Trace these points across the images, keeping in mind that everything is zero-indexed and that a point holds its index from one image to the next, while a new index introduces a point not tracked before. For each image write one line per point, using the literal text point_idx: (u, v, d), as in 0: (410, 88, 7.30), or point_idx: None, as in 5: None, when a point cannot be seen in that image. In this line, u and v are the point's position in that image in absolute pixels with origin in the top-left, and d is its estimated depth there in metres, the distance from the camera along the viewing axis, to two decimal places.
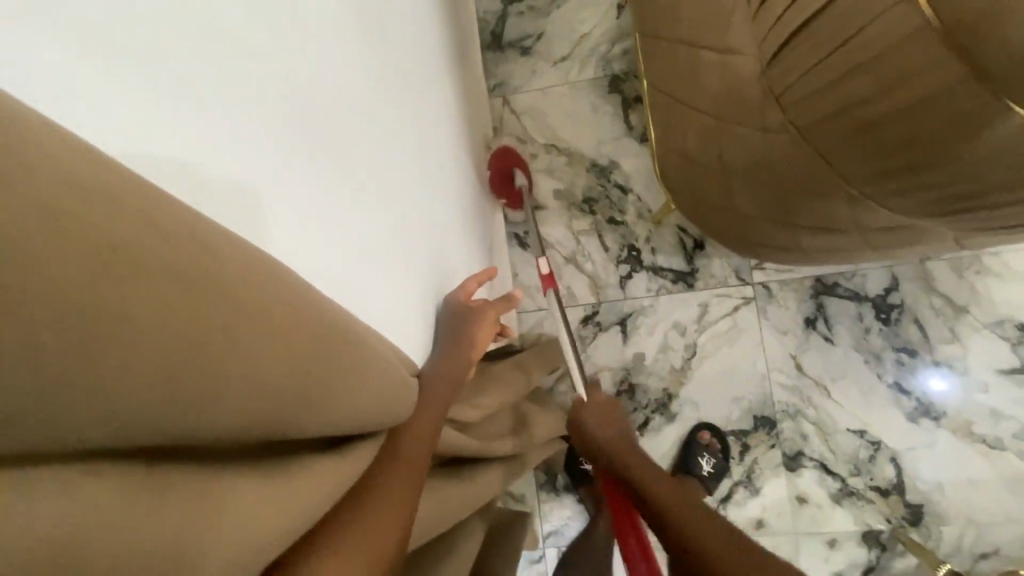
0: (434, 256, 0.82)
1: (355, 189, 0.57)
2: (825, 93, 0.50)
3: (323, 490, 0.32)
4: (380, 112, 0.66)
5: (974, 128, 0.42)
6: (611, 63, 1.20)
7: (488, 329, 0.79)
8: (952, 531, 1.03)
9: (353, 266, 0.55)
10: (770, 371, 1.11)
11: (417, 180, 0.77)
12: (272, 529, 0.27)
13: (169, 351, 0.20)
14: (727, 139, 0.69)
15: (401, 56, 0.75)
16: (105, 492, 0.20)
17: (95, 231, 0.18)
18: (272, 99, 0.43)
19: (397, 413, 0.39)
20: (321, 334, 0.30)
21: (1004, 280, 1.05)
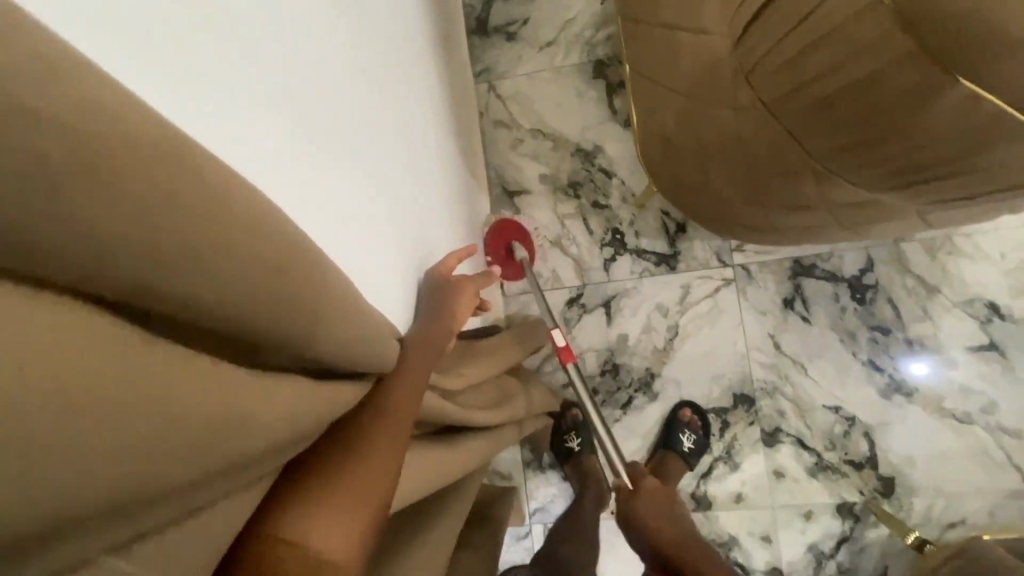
0: (419, 235, 0.83)
1: (338, 165, 0.59)
2: (787, 67, 0.52)
3: (318, 420, 0.35)
4: (365, 90, 0.67)
5: (923, 101, 0.44)
6: (595, 48, 1.21)
7: (468, 300, 0.81)
8: (922, 502, 1.07)
9: (337, 240, 0.56)
10: (750, 350, 1.14)
11: (402, 159, 0.79)
12: (269, 444, 0.30)
13: (151, 280, 0.22)
14: (702, 118, 0.71)
15: (384, 35, 0.76)
16: (145, 378, 0.22)
17: (98, 147, 0.19)
18: (253, 72, 0.44)
19: (369, 363, 0.41)
20: (313, 277, 0.32)
21: (973, 260, 1.08)
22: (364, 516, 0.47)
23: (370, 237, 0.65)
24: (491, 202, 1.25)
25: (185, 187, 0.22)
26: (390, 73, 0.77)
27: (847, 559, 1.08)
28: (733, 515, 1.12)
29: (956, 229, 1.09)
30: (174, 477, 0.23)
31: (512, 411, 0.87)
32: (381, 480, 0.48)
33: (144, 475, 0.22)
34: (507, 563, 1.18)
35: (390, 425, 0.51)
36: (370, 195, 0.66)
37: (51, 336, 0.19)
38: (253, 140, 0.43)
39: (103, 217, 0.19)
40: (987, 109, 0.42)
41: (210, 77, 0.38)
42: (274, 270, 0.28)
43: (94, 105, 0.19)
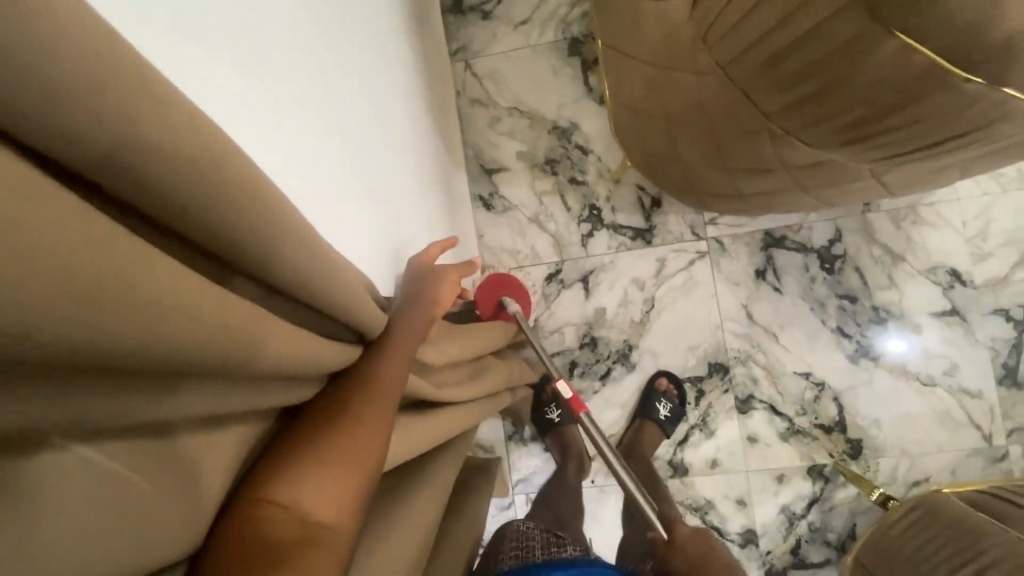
0: (396, 206, 0.85)
1: (314, 128, 0.60)
2: (739, 28, 0.54)
3: (303, 356, 0.37)
4: (338, 57, 0.68)
5: (858, 53, 0.45)
6: (570, 25, 1.23)
7: (448, 291, 0.72)
8: (888, 462, 1.12)
9: (309, 199, 0.57)
10: (724, 321, 1.17)
11: (377, 129, 0.80)
12: (231, 379, 0.31)
13: (143, 191, 0.23)
14: (668, 86, 0.73)
15: (359, 6, 0.77)
16: (154, 313, 0.22)
17: (99, 69, 0.19)
18: (221, 29, 0.44)
19: (345, 311, 0.42)
20: (286, 218, 0.32)
21: (936, 228, 1.12)
22: (354, 474, 0.46)
23: (346, 201, 0.66)
24: (471, 181, 1.26)
25: (170, 122, 0.23)
26: (364, 45, 0.78)
27: (817, 518, 1.12)
28: (709, 480, 1.16)
29: (919, 200, 1.13)
30: (126, 387, 0.25)
31: (491, 380, 0.89)
32: (372, 439, 0.47)
33: (98, 384, 0.23)
34: (491, 532, 1.21)
35: (379, 384, 0.50)
36: (347, 162, 0.68)
37: (78, 247, 0.19)
38: (224, 90, 0.44)
39: (91, 132, 0.20)
40: (916, 61, 0.44)
41: (181, 31, 0.40)
42: (248, 203, 0.28)
43: (95, 27, 0.19)
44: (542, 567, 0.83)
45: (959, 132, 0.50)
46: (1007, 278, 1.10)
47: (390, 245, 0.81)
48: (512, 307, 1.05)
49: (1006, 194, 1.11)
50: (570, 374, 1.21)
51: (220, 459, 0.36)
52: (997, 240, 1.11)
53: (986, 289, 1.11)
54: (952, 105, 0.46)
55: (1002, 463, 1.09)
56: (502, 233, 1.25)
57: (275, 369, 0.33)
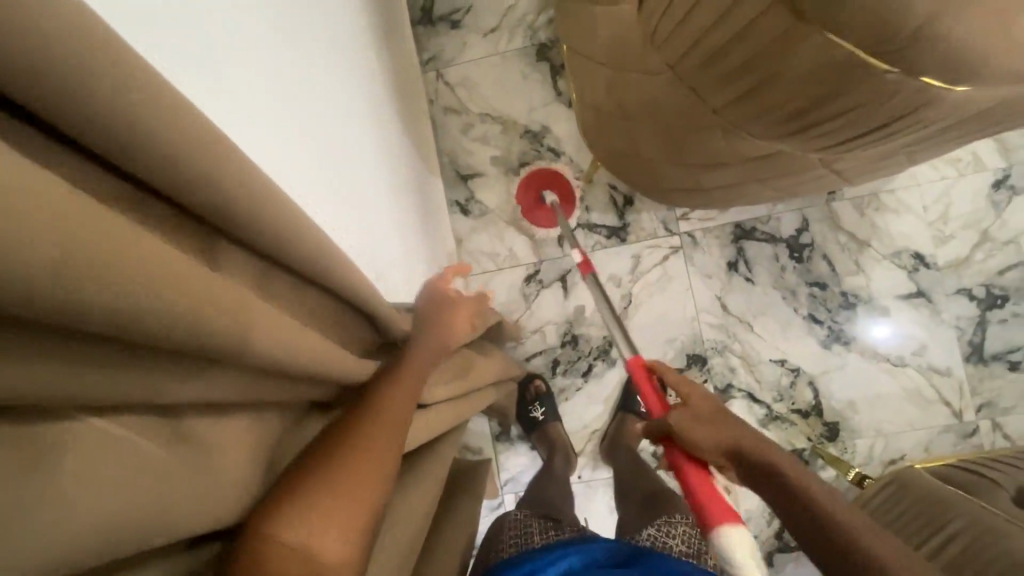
0: (374, 200, 0.88)
1: (296, 121, 0.64)
2: (681, 28, 0.57)
3: (307, 350, 0.38)
4: (317, 62, 0.73)
5: (786, 49, 0.48)
6: (537, 32, 1.27)
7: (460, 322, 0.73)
8: (865, 442, 1.14)
9: (291, 184, 0.61)
10: (699, 313, 1.20)
11: (354, 127, 0.84)
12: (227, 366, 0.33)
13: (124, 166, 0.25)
14: (626, 86, 0.76)
15: (333, 17, 0.81)
16: (159, 292, 0.24)
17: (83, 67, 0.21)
18: (212, 29, 0.49)
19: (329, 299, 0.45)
20: (255, 198, 0.33)
21: (898, 214, 1.16)
22: (359, 505, 0.45)
23: (326, 191, 0.70)
24: (447, 187, 1.28)
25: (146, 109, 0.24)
26: (339, 50, 0.82)
27: None
28: None
29: (881, 187, 1.17)
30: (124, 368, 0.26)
31: (474, 379, 0.90)
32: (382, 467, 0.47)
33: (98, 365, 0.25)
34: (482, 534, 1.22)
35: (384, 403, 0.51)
36: (327, 157, 0.72)
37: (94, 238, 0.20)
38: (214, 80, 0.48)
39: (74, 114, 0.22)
40: (836, 55, 0.46)
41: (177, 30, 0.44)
42: (214, 173, 0.29)
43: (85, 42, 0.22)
44: (539, 552, 0.81)
45: (889, 120, 0.52)
46: (968, 258, 1.15)
47: (371, 238, 0.85)
48: (552, 199, 1.23)
49: (962, 178, 1.15)
50: (553, 372, 1.24)
51: (228, 449, 0.37)
52: (957, 223, 1.15)
53: (949, 270, 1.15)
54: (875, 93, 0.48)
55: (973, 437, 1.12)
56: (481, 237, 1.27)
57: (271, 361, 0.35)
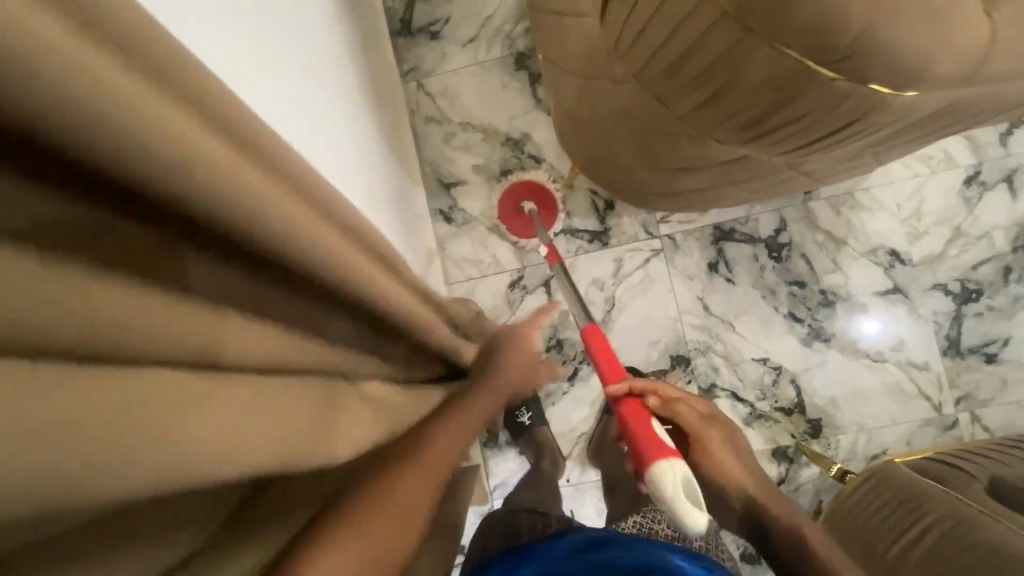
0: (357, 194, 0.91)
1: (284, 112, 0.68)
2: (640, 40, 0.58)
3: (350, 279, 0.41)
4: (302, 56, 0.77)
5: (738, 58, 0.49)
6: (515, 41, 1.29)
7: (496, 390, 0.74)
8: (847, 438, 1.16)
9: None
10: (681, 314, 1.21)
11: (336, 127, 0.87)
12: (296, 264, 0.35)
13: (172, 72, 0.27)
14: (597, 94, 0.77)
15: (313, 25, 0.83)
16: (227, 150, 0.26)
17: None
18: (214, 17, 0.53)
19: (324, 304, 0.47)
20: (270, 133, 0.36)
21: (872, 212, 1.18)
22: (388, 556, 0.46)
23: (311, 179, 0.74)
24: (430, 195, 1.29)
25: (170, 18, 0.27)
26: (318, 55, 0.84)
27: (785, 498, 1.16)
28: None
29: (856, 186, 1.19)
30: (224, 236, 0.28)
31: None
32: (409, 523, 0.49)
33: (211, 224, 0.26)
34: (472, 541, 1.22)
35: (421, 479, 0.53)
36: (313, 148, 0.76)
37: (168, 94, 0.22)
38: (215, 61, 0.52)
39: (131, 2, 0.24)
40: (785, 64, 0.47)
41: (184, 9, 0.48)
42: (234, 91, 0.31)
43: None
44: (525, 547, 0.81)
45: (843, 123, 0.54)
46: (942, 254, 1.17)
47: None
48: (530, 207, 1.24)
49: (934, 175, 1.18)
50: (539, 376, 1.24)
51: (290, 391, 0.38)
52: (930, 219, 1.17)
53: (924, 266, 1.17)
54: (827, 98, 0.50)
55: (953, 430, 1.14)
56: (464, 244, 1.28)
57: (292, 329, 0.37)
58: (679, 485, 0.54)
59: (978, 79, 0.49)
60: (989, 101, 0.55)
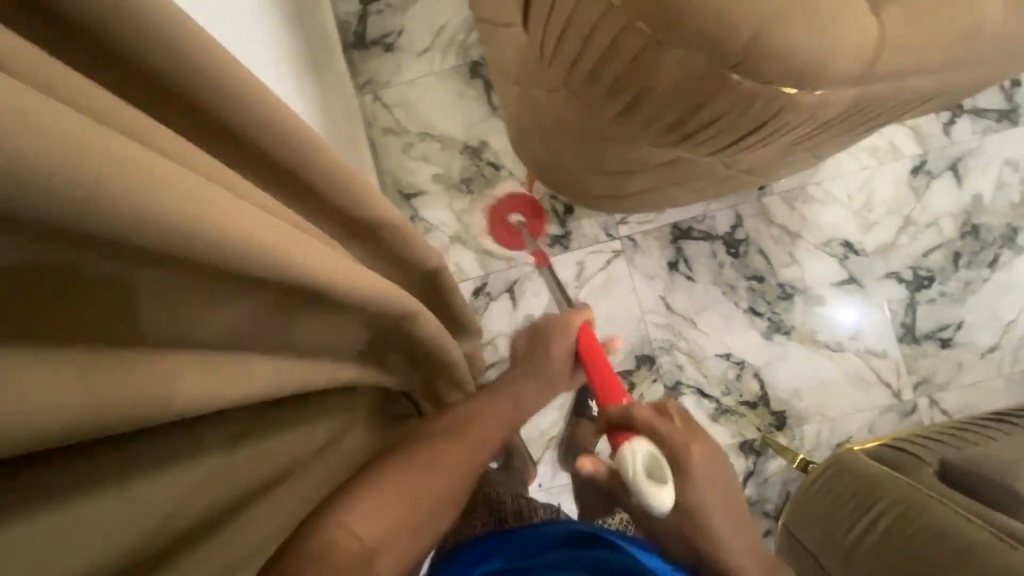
0: None
1: None
2: (558, 49, 0.59)
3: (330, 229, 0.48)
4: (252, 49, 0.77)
5: (648, 64, 0.50)
6: (469, 50, 1.30)
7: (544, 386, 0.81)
8: (812, 428, 1.18)
9: None
10: (644, 314, 1.22)
11: None
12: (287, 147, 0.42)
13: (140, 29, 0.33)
14: (534, 102, 0.78)
15: (260, 39, 0.82)
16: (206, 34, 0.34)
17: None
18: None
19: None
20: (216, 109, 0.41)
21: (825, 204, 1.21)
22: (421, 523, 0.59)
23: None
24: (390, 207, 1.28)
25: None
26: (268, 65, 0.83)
27: (754, 492, 1.17)
28: None
29: (807, 180, 1.21)
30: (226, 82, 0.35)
31: None
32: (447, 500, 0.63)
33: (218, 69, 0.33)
34: None
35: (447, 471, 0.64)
36: None
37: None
38: None
39: None
40: (692, 69, 0.49)
41: None
42: None
43: None
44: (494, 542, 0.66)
45: (755, 125, 0.55)
46: (893, 243, 1.19)
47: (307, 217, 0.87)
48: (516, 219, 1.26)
49: (882, 166, 1.21)
50: None
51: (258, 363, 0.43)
52: (881, 209, 1.20)
53: (877, 256, 1.19)
54: (737, 102, 0.51)
55: (913, 415, 1.17)
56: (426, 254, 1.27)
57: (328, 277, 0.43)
58: (642, 466, 0.59)
59: (873, 78, 0.52)
60: (897, 96, 0.57)
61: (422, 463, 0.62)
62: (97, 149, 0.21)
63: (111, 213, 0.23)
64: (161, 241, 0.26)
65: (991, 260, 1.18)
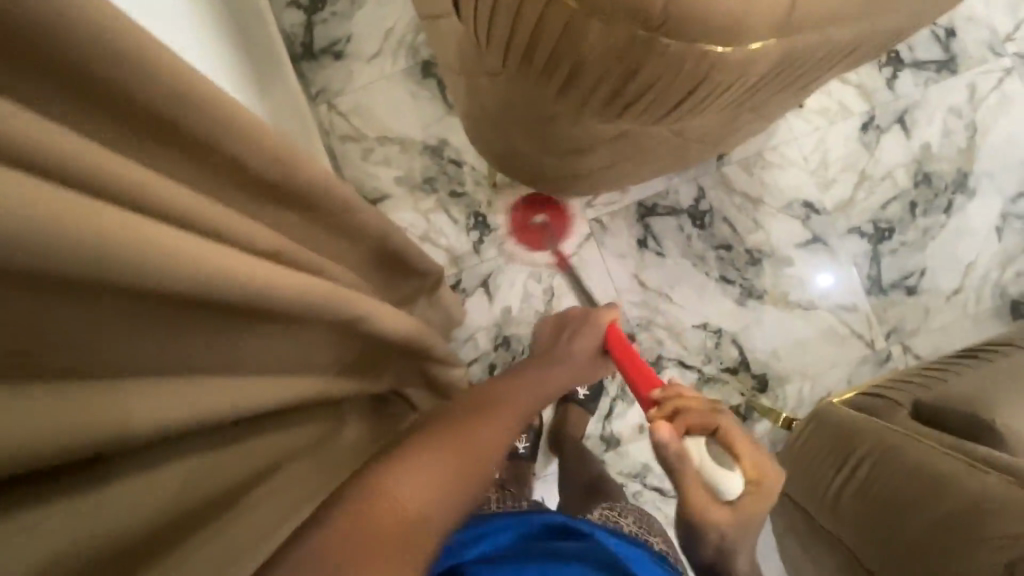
0: None
1: None
2: (492, 32, 0.59)
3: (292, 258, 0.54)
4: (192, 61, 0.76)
5: (576, 33, 0.51)
6: (419, 50, 1.30)
7: (567, 374, 0.94)
8: (794, 388, 1.20)
9: None
10: (620, 294, 1.23)
11: None
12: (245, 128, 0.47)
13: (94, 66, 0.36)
14: (481, 91, 0.78)
15: (200, 51, 0.81)
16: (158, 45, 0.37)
17: None
18: None
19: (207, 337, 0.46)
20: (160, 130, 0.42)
21: (783, 168, 1.23)
22: (440, 490, 0.63)
23: None
24: None
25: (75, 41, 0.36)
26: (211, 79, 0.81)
27: None
28: (640, 444, 1.23)
29: (763, 146, 1.23)
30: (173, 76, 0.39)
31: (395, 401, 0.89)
32: (463, 476, 0.67)
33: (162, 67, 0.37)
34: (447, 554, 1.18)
35: (455, 458, 0.68)
36: None
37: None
38: None
39: None
40: (620, 34, 0.50)
41: None
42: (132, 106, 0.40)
43: None
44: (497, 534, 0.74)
45: (689, 90, 0.57)
46: (852, 199, 1.22)
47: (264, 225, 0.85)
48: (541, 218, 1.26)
49: (833, 125, 1.23)
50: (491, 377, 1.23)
51: (201, 397, 0.43)
52: (837, 167, 1.23)
53: (838, 212, 1.22)
54: (669, 64, 0.52)
55: (888, 363, 1.20)
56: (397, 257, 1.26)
57: (277, 287, 0.46)
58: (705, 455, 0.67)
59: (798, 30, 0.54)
60: (824, 49, 0.59)
61: (439, 449, 0.68)
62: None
63: (24, 257, 0.26)
64: (117, 257, 0.30)
65: (946, 206, 1.21)
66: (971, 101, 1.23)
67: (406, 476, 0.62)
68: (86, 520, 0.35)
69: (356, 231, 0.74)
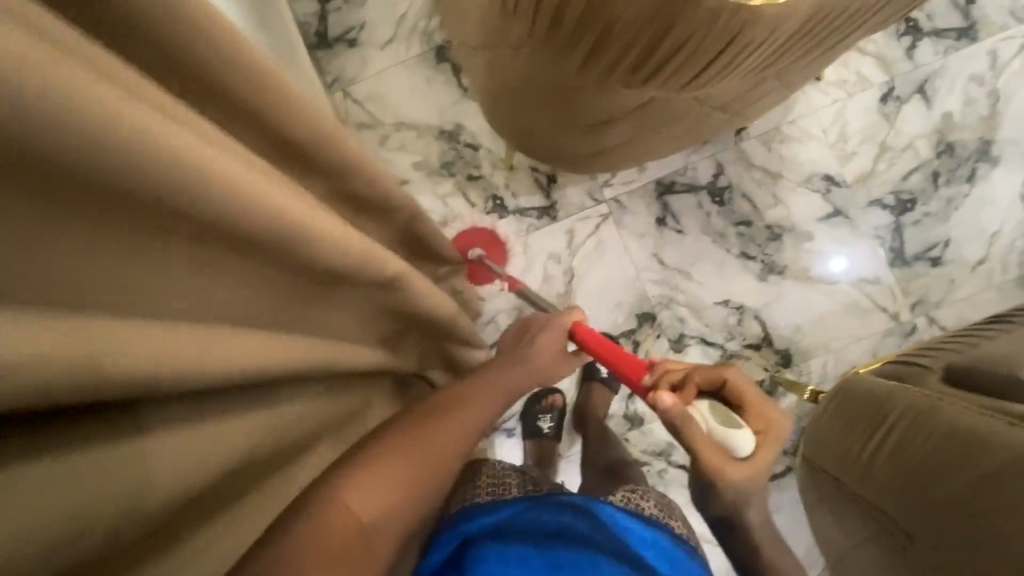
0: None
1: None
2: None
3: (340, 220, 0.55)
4: None
5: None
6: (433, 35, 1.30)
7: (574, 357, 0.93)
8: (818, 362, 1.19)
9: None
10: (640, 273, 1.23)
11: None
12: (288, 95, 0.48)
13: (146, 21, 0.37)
14: (503, 65, 0.79)
15: None
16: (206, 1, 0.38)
17: None
18: None
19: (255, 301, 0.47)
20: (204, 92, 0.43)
21: (801, 142, 1.22)
22: (399, 492, 0.59)
23: None
24: None
25: None
26: None
27: None
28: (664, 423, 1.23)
29: (781, 120, 1.22)
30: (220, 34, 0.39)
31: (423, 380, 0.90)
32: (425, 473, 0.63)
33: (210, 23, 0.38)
34: None
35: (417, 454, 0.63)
36: None
37: None
38: None
39: None
40: None
41: None
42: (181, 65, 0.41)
43: None
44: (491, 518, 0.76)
45: (721, 47, 0.56)
46: (873, 170, 1.21)
47: None
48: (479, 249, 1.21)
49: (853, 97, 1.22)
50: None
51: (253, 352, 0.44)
52: (857, 139, 1.22)
53: (859, 185, 1.21)
54: (702, 20, 0.52)
55: (913, 335, 1.19)
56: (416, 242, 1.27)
57: (331, 235, 0.46)
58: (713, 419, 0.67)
59: None
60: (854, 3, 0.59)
61: (404, 444, 0.63)
62: (73, 90, 0.23)
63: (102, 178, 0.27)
64: (186, 183, 0.30)
65: (969, 175, 1.20)
66: (993, 68, 1.21)
67: (365, 475, 0.58)
68: (113, 470, 0.36)
69: (386, 211, 0.75)
